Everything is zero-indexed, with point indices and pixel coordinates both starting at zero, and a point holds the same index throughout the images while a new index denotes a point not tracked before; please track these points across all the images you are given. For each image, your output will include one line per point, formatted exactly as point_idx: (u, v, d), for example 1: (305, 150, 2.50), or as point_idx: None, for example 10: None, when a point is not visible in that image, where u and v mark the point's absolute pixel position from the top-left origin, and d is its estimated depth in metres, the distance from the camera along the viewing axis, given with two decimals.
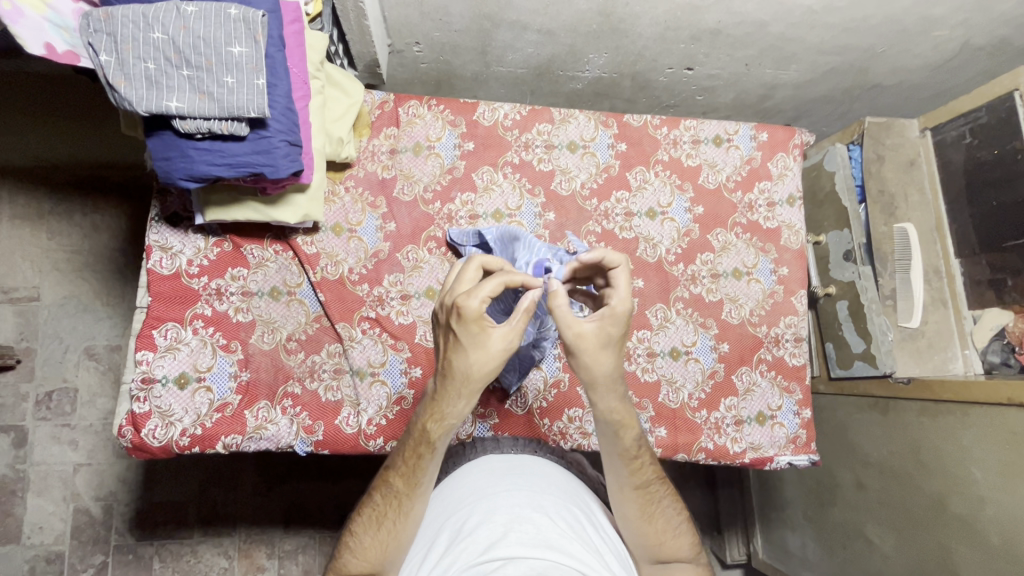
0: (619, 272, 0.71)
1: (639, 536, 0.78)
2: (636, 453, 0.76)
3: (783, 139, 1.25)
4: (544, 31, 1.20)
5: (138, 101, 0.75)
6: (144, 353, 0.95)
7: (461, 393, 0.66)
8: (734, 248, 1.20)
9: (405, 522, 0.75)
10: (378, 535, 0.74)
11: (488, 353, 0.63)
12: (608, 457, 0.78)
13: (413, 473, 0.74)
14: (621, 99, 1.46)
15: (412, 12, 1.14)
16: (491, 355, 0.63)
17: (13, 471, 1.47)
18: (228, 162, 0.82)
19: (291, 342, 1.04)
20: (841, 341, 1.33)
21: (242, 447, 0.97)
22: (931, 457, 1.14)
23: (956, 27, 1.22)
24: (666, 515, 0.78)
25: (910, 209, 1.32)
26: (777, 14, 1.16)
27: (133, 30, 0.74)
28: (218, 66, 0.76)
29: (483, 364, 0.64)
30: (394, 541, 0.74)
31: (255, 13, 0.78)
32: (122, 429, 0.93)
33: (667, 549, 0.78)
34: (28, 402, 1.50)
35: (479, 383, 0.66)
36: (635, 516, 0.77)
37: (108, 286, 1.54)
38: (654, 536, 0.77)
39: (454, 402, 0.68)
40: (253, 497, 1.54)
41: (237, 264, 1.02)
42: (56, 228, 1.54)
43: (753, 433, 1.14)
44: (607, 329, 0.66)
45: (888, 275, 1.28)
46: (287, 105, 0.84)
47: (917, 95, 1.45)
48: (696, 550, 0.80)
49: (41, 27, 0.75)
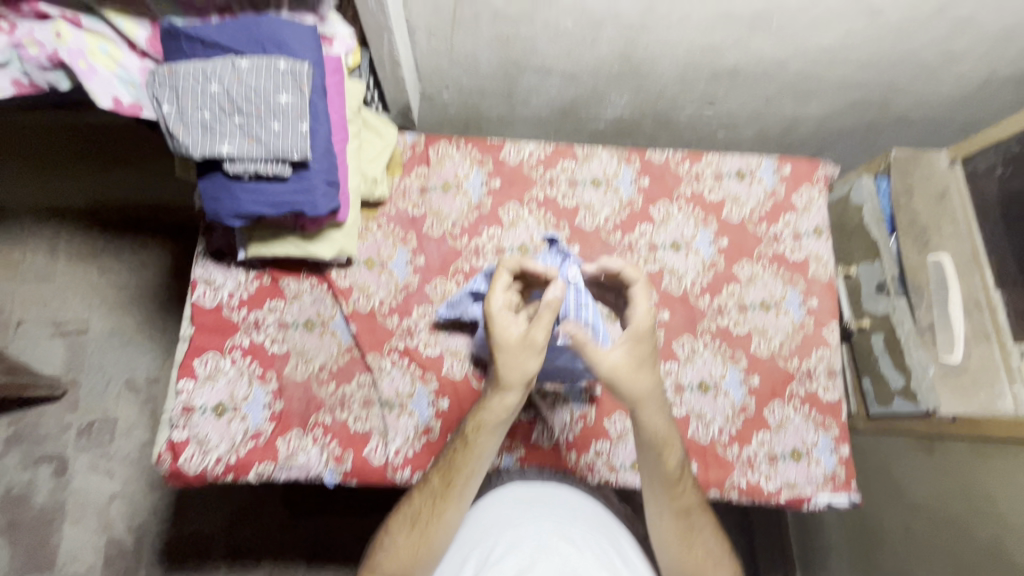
0: (636, 285, 0.83)
1: (680, 562, 0.83)
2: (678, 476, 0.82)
3: (807, 171, 1.26)
4: (567, 74, 1.25)
5: (194, 147, 0.82)
6: (186, 382, 0.99)
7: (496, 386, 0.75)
8: (761, 280, 1.20)
9: (438, 525, 0.77)
10: (409, 535, 0.76)
11: (508, 350, 0.73)
12: (648, 483, 0.84)
13: (449, 473, 0.77)
14: (643, 136, 1.51)
15: (442, 60, 1.20)
16: (523, 352, 0.73)
17: (54, 500, 1.53)
18: (271, 201, 0.88)
19: (323, 373, 1.06)
20: (878, 375, 1.29)
21: (274, 475, 0.99)
22: (983, 499, 1.11)
23: (980, 60, 1.21)
24: (704, 542, 0.84)
25: (943, 240, 1.26)
26: (795, 53, 1.17)
27: (193, 83, 0.81)
28: (266, 113, 0.82)
29: (514, 360, 0.73)
30: (424, 539, 0.76)
31: (301, 65, 0.84)
32: (161, 456, 0.97)
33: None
34: (71, 432, 1.56)
35: (513, 382, 0.74)
36: (674, 541, 0.83)
37: (151, 320, 1.63)
38: (694, 561, 0.83)
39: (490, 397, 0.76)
40: (280, 531, 1.54)
41: (274, 296, 1.07)
42: (107, 265, 1.64)
43: (788, 470, 1.10)
44: (637, 349, 0.79)
45: (925, 307, 1.25)
46: (327, 147, 0.90)
47: (946, 126, 1.44)
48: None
49: (110, 82, 0.88)
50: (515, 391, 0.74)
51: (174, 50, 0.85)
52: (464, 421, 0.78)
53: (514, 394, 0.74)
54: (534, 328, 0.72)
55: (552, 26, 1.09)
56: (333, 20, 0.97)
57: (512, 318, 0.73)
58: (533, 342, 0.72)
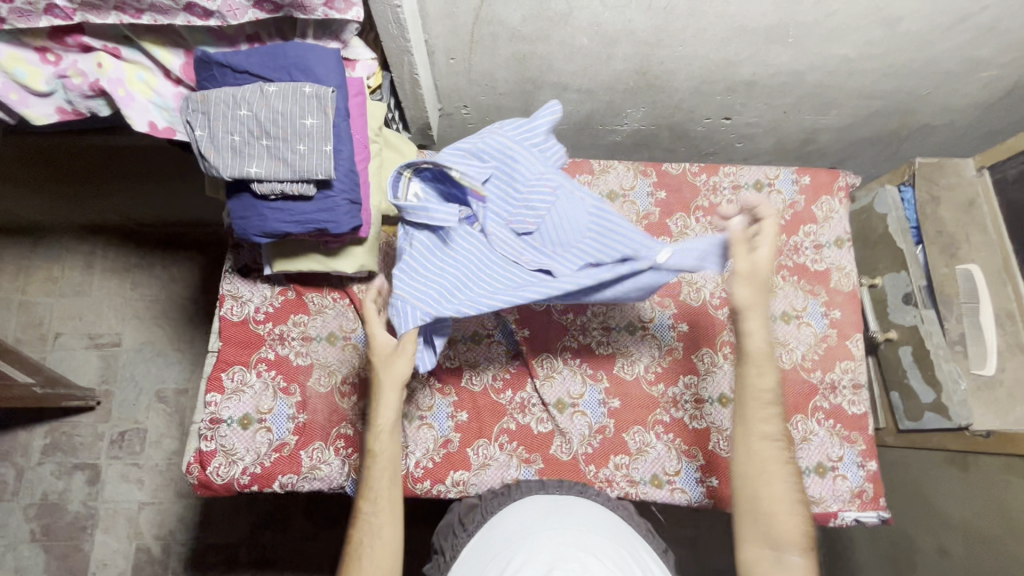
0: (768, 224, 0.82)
1: (749, 492, 0.77)
2: (768, 398, 0.81)
3: (827, 181, 1.24)
4: (583, 90, 1.26)
5: (224, 168, 0.86)
6: (213, 395, 1.02)
7: (376, 397, 0.82)
8: (781, 292, 1.19)
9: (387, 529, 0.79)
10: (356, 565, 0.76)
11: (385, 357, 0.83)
12: (737, 404, 0.82)
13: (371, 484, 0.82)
14: (660, 148, 1.52)
15: (461, 79, 1.23)
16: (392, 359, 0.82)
17: (86, 508, 1.58)
18: (297, 220, 0.91)
19: (345, 385, 1.07)
20: (907, 389, 1.26)
21: (297, 486, 1.01)
22: (1021, 518, 1.07)
23: (1006, 66, 1.19)
24: (780, 485, 0.77)
25: (973, 249, 1.23)
26: (812, 64, 1.17)
27: (224, 108, 0.85)
28: (292, 135, 0.85)
29: (387, 366, 0.82)
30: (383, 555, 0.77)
31: (326, 89, 0.87)
32: (190, 466, 1.00)
33: (778, 523, 0.74)
34: (104, 442, 1.62)
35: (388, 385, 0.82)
36: (749, 473, 0.78)
37: (181, 332, 1.68)
38: (769, 503, 0.76)
39: (375, 409, 0.82)
40: (302, 542, 1.56)
41: (298, 310, 1.10)
42: (140, 279, 1.71)
43: (813, 486, 1.07)
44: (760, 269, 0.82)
45: (954, 319, 1.21)
46: (350, 167, 0.93)
47: (972, 133, 1.42)
48: (810, 543, 0.74)
49: (146, 108, 0.94)
50: (392, 395, 0.82)
51: (207, 77, 0.89)
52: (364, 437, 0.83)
53: (394, 395, 0.82)
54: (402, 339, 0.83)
55: (568, 44, 1.11)
56: (355, 44, 1.01)
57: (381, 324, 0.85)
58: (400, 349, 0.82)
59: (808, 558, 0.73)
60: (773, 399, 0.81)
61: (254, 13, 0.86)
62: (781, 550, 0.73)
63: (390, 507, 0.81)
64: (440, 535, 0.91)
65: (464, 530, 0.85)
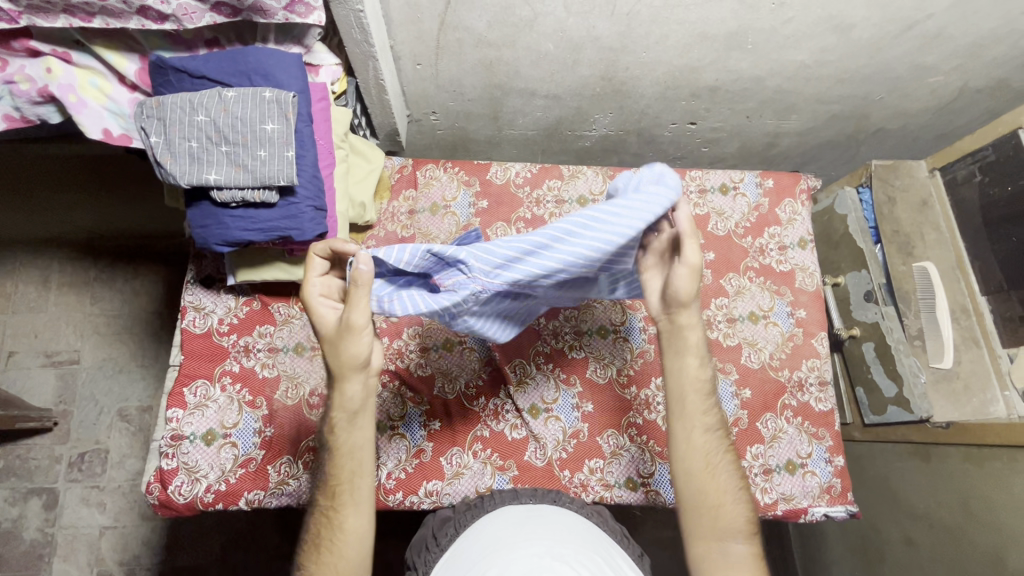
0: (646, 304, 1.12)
1: (699, 490, 0.83)
2: (704, 387, 0.86)
3: (788, 184, 1.28)
4: (551, 96, 1.27)
5: (182, 176, 0.83)
6: (175, 411, 0.98)
7: (337, 383, 0.78)
8: (748, 292, 1.21)
9: (343, 536, 0.79)
10: (322, 559, 0.78)
11: (333, 338, 0.76)
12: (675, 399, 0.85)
13: (332, 485, 0.80)
14: (629, 153, 1.54)
15: (428, 86, 1.23)
16: (345, 336, 0.75)
17: (43, 535, 1.50)
18: (259, 227, 0.89)
19: (313, 397, 1.04)
20: (871, 384, 1.30)
21: (265, 503, 0.98)
22: (982, 508, 1.11)
23: (951, 73, 1.24)
24: (723, 477, 0.84)
25: (928, 247, 1.29)
26: (772, 70, 1.20)
27: (180, 114, 0.83)
28: (252, 141, 0.83)
29: (339, 352, 0.76)
30: (354, 546, 0.79)
31: (286, 94, 0.85)
32: (150, 486, 0.96)
33: (723, 516, 0.82)
34: (61, 464, 1.54)
35: (347, 367, 0.77)
36: (698, 469, 0.83)
37: (143, 348, 1.62)
38: (710, 497, 0.83)
39: (337, 397, 0.79)
40: (275, 561, 1.52)
41: (264, 321, 1.08)
42: (100, 294, 1.65)
43: (783, 483, 1.09)
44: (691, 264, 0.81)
45: (912, 315, 1.25)
46: (314, 173, 0.91)
47: (923, 136, 1.48)
48: (752, 530, 0.82)
49: (101, 115, 0.91)
50: (352, 373, 0.78)
51: (162, 82, 0.86)
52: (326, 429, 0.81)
53: (357, 380, 0.78)
54: (351, 312, 0.73)
55: (534, 50, 1.12)
56: (319, 50, 1.00)
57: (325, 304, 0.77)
58: (351, 323, 0.74)
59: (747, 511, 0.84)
60: (709, 389, 0.87)
61: (211, 17, 0.85)
62: (729, 540, 0.81)
63: (355, 500, 0.80)
64: (414, 551, 0.89)
65: (437, 544, 0.84)
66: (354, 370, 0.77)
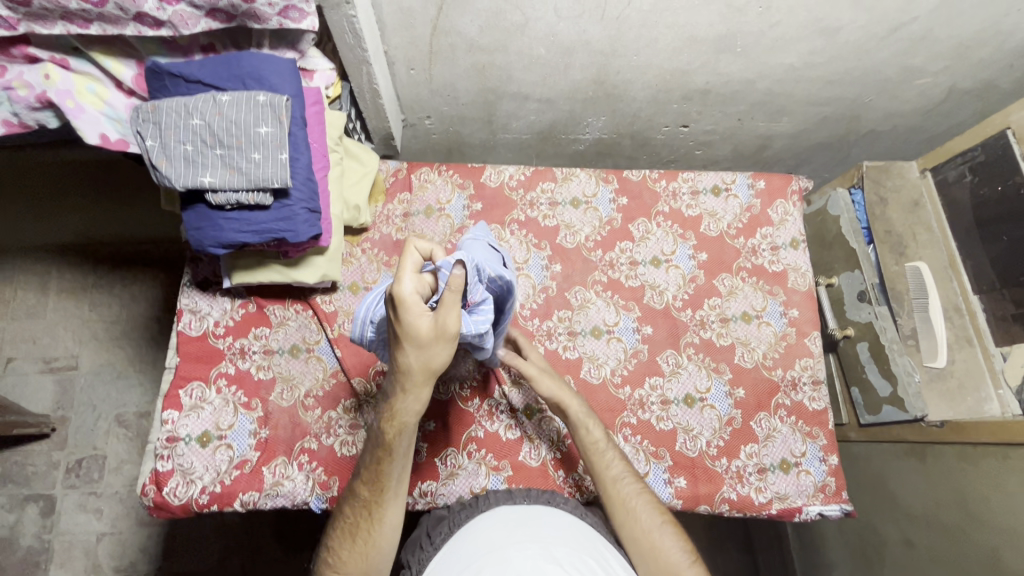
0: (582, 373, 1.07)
1: (631, 539, 0.85)
2: (603, 443, 0.94)
3: (780, 185, 1.29)
4: (544, 99, 1.29)
5: (177, 179, 0.84)
6: (170, 413, 0.99)
7: (406, 389, 0.71)
8: (741, 293, 1.22)
9: (382, 526, 0.80)
10: (356, 546, 0.80)
11: (421, 341, 0.67)
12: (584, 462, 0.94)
13: (378, 481, 0.79)
14: (623, 156, 1.56)
15: (422, 90, 1.24)
16: (435, 341, 0.68)
17: (40, 542, 1.50)
18: (253, 229, 0.90)
19: (309, 399, 1.05)
20: (865, 384, 1.31)
21: (259, 504, 0.98)
22: (978, 506, 1.11)
23: (939, 74, 1.26)
24: (647, 518, 0.86)
25: (920, 247, 1.30)
26: (762, 73, 1.21)
27: (175, 118, 0.84)
28: (246, 144, 0.84)
29: (425, 358, 0.68)
30: (388, 537, 0.81)
31: (280, 98, 0.86)
32: (145, 488, 0.96)
33: (660, 554, 0.83)
34: (59, 471, 1.54)
35: (424, 373, 0.71)
36: (620, 519, 0.87)
37: (141, 353, 1.63)
38: (643, 540, 0.84)
39: (402, 402, 0.73)
40: (272, 566, 1.51)
41: (260, 323, 1.08)
42: (98, 300, 1.65)
43: (778, 482, 1.09)
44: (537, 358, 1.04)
45: (906, 314, 1.26)
46: (307, 175, 0.92)
47: (914, 138, 1.50)
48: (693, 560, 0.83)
49: (98, 120, 0.92)
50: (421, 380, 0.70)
51: (158, 87, 0.88)
52: (382, 428, 0.75)
53: (426, 388, 0.72)
54: (447, 317, 0.67)
55: (526, 54, 1.13)
56: (313, 55, 1.02)
57: (424, 304, 0.66)
58: (445, 330, 0.67)
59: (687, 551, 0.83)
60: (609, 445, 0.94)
61: (206, 23, 0.86)
62: None
63: (397, 495, 0.81)
64: (408, 550, 0.89)
65: (431, 544, 0.84)
66: (428, 377, 0.71)
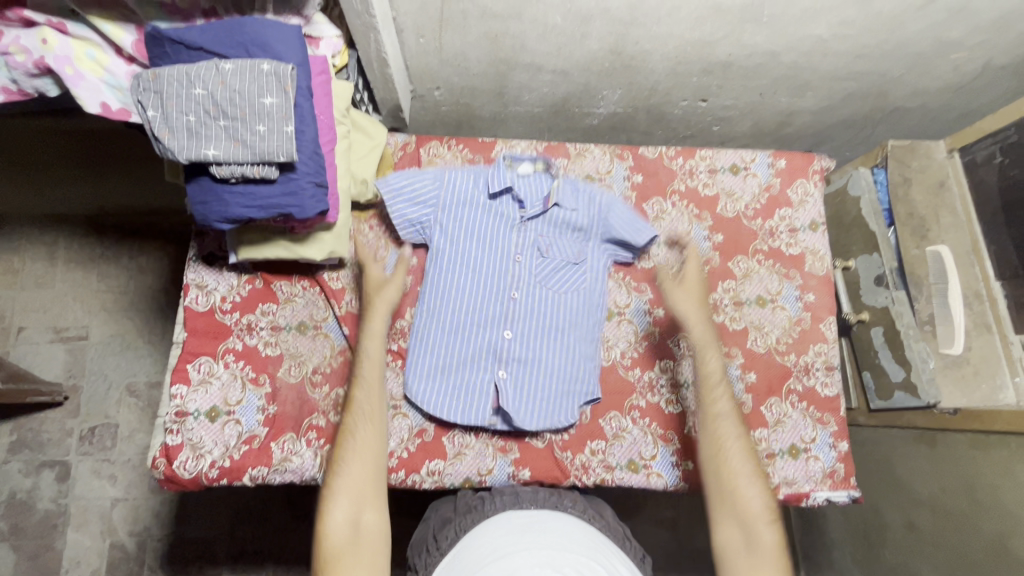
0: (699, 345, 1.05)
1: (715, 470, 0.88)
2: (717, 378, 0.99)
3: (802, 165, 1.24)
4: (558, 71, 1.24)
5: (179, 151, 0.82)
6: (179, 387, 0.99)
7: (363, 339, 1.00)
8: (757, 276, 1.19)
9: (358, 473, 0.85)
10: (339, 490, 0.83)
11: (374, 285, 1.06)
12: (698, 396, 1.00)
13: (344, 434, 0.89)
14: (637, 131, 1.51)
15: (432, 59, 1.19)
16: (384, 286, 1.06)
17: (56, 505, 1.54)
18: (259, 205, 0.87)
19: (316, 376, 1.07)
20: (878, 369, 1.28)
21: (268, 479, 0.99)
22: (986, 495, 1.10)
23: (975, 49, 1.19)
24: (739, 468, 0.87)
25: (943, 230, 1.26)
26: (788, 45, 1.16)
27: (177, 87, 0.81)
28: (251, 115, 0.81)
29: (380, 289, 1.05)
30: (366, 479, 0.84)
31: (285, 66, 0.83)
32: (156, 461, 0.96)
33: (740, 498, 0.84)
34: (73, 438, 1.57)
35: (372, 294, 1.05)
36: (712, 454, 0.90)
37: (150, 324, 1.63)
38: (725, 483, 0.86)
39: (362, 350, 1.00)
40: (282, 533, 1.54)
41: (266, 299, 1.07)
42: (106, 270, 1.65)
43: (786, 467, 1.09)
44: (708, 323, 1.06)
45: (923, 299, 1.23)
46: (314, 149, 0.89)
47: (942, 116, 1.44)
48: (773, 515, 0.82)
49: (99, 87, 0.89)
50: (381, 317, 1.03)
51: (159, 54, 0.84)
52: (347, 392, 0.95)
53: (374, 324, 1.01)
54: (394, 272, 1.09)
55: (541, 22, 1.08)
56: (319, 22, 0.98)
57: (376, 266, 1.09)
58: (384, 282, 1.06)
59: (776, 534, 0.80)
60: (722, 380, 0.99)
61: None
62: (749, 523, 0.81)
63: (356, 491, 0.83)
64: (416, 550, 0.93)
65: (438, 548, 0.84)
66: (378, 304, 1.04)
